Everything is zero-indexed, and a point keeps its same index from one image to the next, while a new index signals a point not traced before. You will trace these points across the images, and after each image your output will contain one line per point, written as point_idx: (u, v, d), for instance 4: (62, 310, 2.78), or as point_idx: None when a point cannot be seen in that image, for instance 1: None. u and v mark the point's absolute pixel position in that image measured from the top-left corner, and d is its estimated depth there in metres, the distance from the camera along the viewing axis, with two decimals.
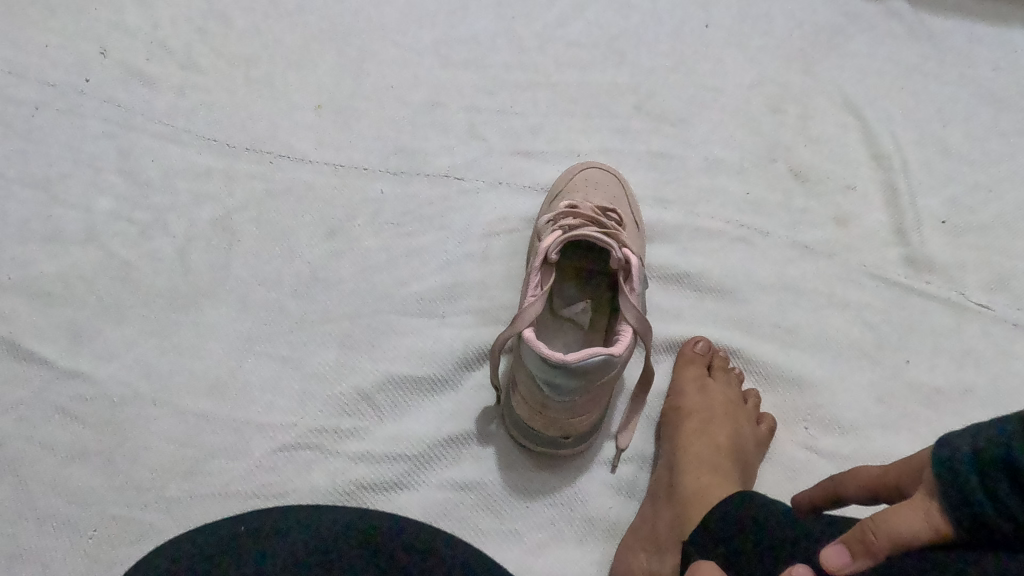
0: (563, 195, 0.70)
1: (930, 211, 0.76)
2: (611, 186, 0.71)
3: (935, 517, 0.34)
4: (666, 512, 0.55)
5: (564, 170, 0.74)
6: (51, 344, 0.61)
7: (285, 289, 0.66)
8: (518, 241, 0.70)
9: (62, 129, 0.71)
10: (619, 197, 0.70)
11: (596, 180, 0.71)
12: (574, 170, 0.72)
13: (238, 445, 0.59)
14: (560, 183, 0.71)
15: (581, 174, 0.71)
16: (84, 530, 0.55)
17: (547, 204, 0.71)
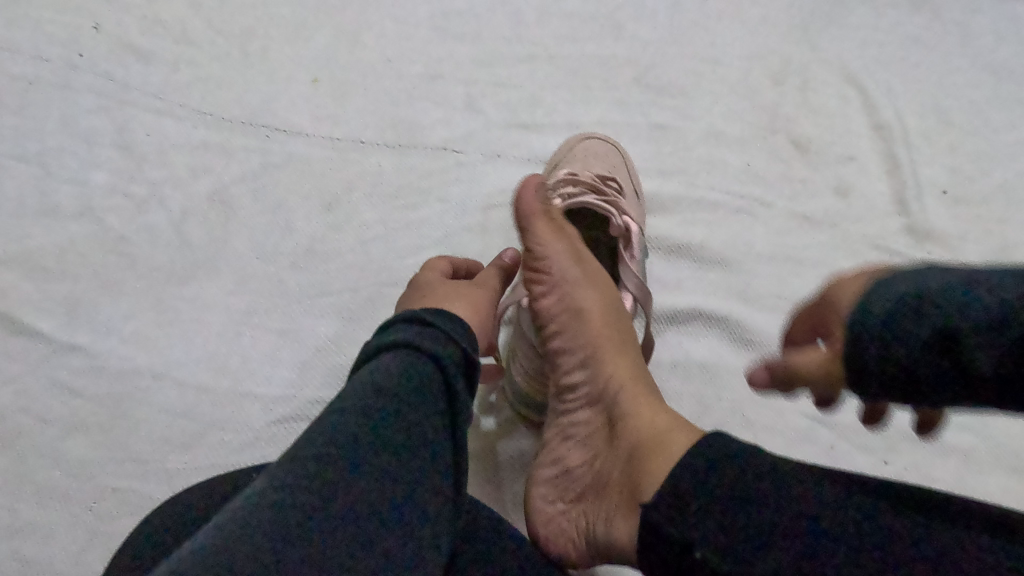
0: (562, 164, 0.69)
1: (931, 179, 0.76)
2: (610, 156, 0.70)
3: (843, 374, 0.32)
4: (611, 457, 0.44)
5: (563, 139, 0.73)
6: (49, 318, 0.61)
7: (283, 262, 0.65)
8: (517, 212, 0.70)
9: (56, 104, 0.71)
10: (618, 166, 0.70)
11: (595, 149, 0.70)
12: (574, 140, 0.72)
13: (237, 417, 0.59)
14: (560, 153, 0.71)
15: (580, 144, 0.71)
16: (85, 502, 0.55)
17: (546, 173, 0.70)
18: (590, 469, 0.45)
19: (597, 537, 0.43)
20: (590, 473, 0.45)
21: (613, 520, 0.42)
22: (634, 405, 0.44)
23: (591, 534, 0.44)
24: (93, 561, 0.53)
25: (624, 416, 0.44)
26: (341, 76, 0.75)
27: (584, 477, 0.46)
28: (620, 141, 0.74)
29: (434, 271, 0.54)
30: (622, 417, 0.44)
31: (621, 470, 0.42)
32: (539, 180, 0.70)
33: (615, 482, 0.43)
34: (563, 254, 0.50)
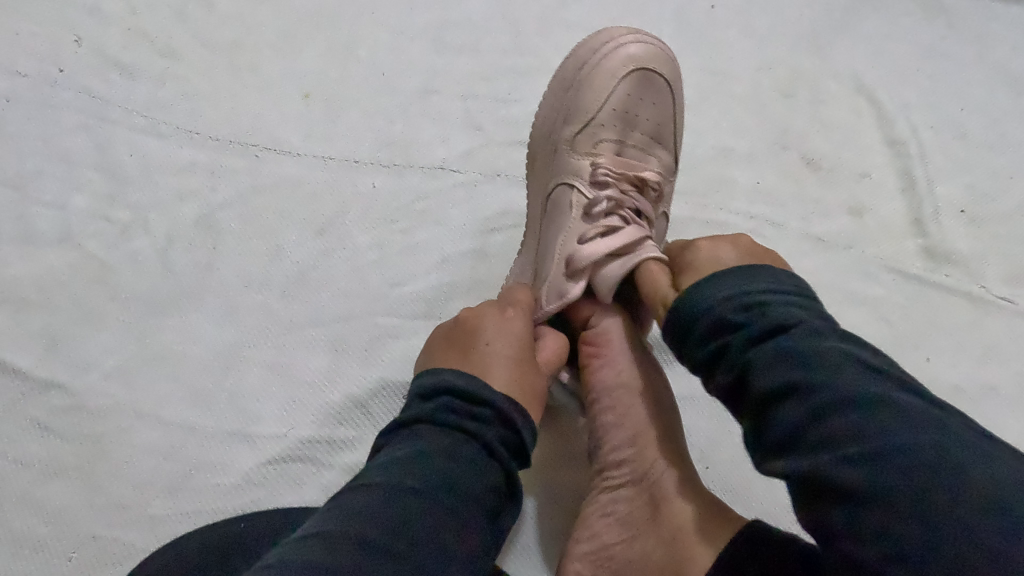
0: (597, 125, 0.61)
1: (948, 198, 0.73)
2: (653, 119, 0.63)
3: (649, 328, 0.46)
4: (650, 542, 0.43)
5: (600, 60, 0.62)
6: (25, 353, 0.58)
7: (274, 291, 0.62)
8: (530, 148, 0.66)
9: (35, 122, 0.67)
10: (656, 130, 0.63)
11: (639, 106, 0.62)
12: (615, 87, 0.62)
13: (224, 458, 0.56)
14: (597, 106, 0.61)
15: (623, 94, 0.62)
16: (63, 552, 0.51)
17: (577, 120, 0.62)
18: (626, 551, 0.44)
19: None
20: (623, 556, 0.44)
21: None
22: (675, 489, 0.44)
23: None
24: None
25: (668, 503, 0.43)
26: (333, 91, 0.72)
27: (617, 561, 0.44)
28: (672, 76, 0.64)
29: (487, 318, 0.49)
30: (661, 502, 0.44)
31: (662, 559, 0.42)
32: (563, 124, 0.62)
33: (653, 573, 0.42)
34: (621, 331, 0.52)
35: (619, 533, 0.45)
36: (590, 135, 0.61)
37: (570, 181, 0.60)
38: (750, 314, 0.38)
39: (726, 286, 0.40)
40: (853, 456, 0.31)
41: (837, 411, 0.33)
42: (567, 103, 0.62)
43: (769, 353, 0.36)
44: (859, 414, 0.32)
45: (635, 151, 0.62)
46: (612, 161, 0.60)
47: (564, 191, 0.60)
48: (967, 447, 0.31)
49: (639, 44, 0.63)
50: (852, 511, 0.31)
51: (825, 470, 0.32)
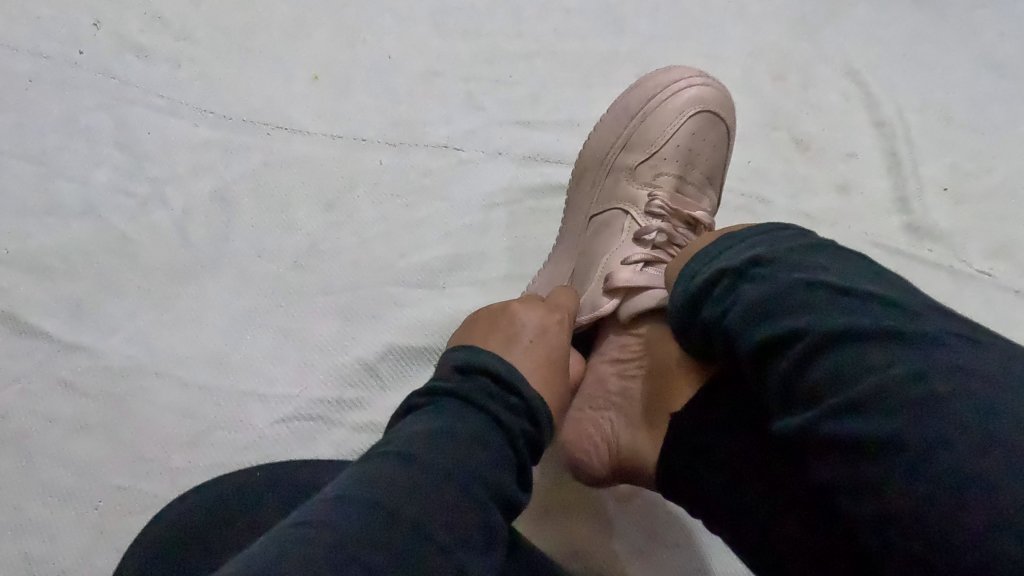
0: (659, 158, 0.64)
1: (931, 177, 0.76)
2: (710, 163, 0.65)
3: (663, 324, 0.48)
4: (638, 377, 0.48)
5: (670, 94, 0.65)
6: (52, 318, 0.61)
7: (286, 262, 0.66)
8: (581, 156, 0.68)
9: (57, 101, 0.71)
10: (711, 173, 0.66)
11: (698, 148, 0.65)
12: (681, 123, 0.64)
13: (241, 416, 0.59)
14: (661, 141, 0.64)
15: (688, 132, 0.64)
16: (91, 501, 0.55)
17: (640, 151, 0.64)
18: (619, 384, 0.50)
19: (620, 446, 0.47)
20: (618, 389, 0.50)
21: (642, 437, 0.46)
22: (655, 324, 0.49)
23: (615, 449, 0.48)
24: (99, 559, 0.54)
25: (653, 343, 0.48)
26: (341, 72, 0.75)
27: (613, 396, 0.50)
28: (730, 120, 0.67)
29: (525, 316, 0.50)
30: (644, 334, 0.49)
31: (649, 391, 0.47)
32: (624, 151, 0.65)
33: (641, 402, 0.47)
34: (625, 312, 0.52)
35: (615, 373, 0.50)
36: (651, 168, 0.64)
37: (622, 206, 0.63)
38: (734, 281, 0.39)
39: (705, 260, 0.42)
40: (848, 400, 0.32)
41: (821, 352, 0.34)
42: (629, 133, 0.65)
43: (749, 310, 0.37)
44: (837, 352, 0.34)
45: (689, 190, 0.64)
46: (668, 195, 0.62)
47: (614, 216, 0.63)
48: (921, 362, 0.32)
49: (704, 86, 0.66)
50: (838, 457, 0.32)
51: (827, 418, 0.33)
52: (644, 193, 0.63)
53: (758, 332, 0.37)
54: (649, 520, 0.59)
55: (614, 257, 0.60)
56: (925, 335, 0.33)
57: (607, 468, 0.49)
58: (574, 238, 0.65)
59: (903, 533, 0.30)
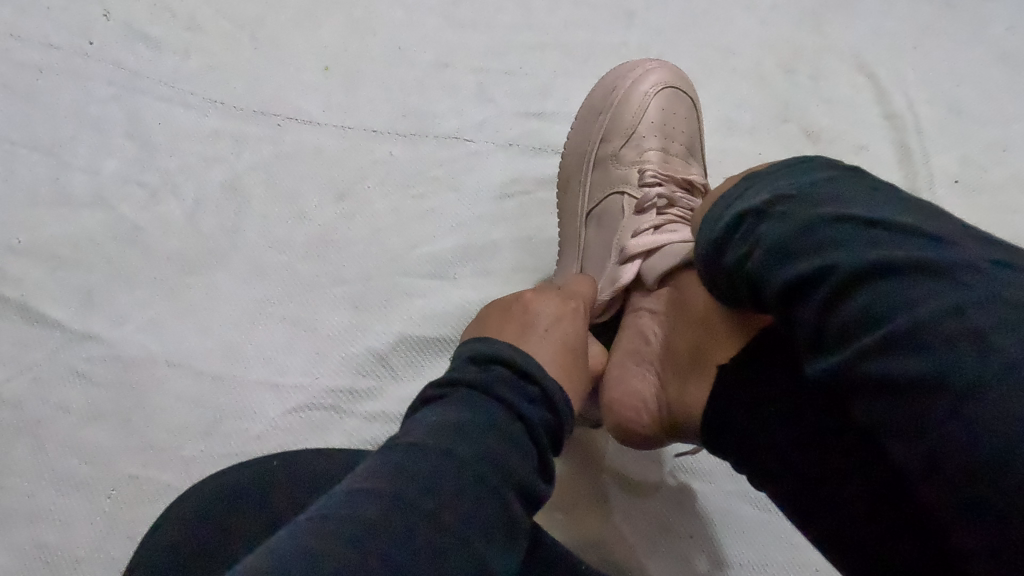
0: (640, 137, 0.64)
1: (943, 169, 0.75)
2: (687, 132, 0.66)
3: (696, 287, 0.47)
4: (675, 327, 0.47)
5: (631, 81, 0.67)
6: (64, 307, 0.61)
7: (297, 252, 0.66)
8: (562, 167, 0.68)
9: (67, 91, 0.70)
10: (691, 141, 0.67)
11: (672, 120, 0.66)
12: (650, 102, 0.65)
13: (253, 406, 0.59)
14: (634, 118, 0.65)
15: (658, 109, 0.65)
16: (104, 490, 0.55)
17: (618, 137, 0.65)
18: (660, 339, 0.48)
19: (668, 396, 0.45)
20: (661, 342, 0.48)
21: (687, 383, 0.44)
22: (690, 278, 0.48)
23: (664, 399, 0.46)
24: (113, 548, 0.54)
25: (688, 291, 0.47)
26: (351, 63, 0.75)
27: (657, 349, 0.48)
28: (693, 93, 0.69)
29: (542, 305, 0.50)
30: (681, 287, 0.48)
31: (689, 336, 0.45)
32: (603, 142, 0.65)
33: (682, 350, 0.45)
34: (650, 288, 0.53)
35: (658, 328, 0.49)
36: (635, 148, 0.64)
37: (615, 191, 0.63)
38: (753, 224, 0.36)
39: (732, 200, 0.38)
40: (879, 343, 0.29)
41: (849, 291, 0.31)
42: (602, 124, 0.66)
43: (774, 249, 0.34)
44: (871, 287, 0.30)
45: (677, 160, 0.65)
46: (658, 167, 0.63)
47: (612, 200, 0.62)
48: (973, 292, 0.28)
49: (659, 69, 0.68)
50: (871, 402, 0.29)
51: (858, 367, 0.30)
52: (634, 173, 0.63)
53: (783, 271, 0.33)
54: (659, 521, 0.59)
55: (621, 236, 0.59)
56: (963, 260, 0.29)
57: (658, 423, 0.46)
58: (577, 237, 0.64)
59: (948, 486, 0.27)
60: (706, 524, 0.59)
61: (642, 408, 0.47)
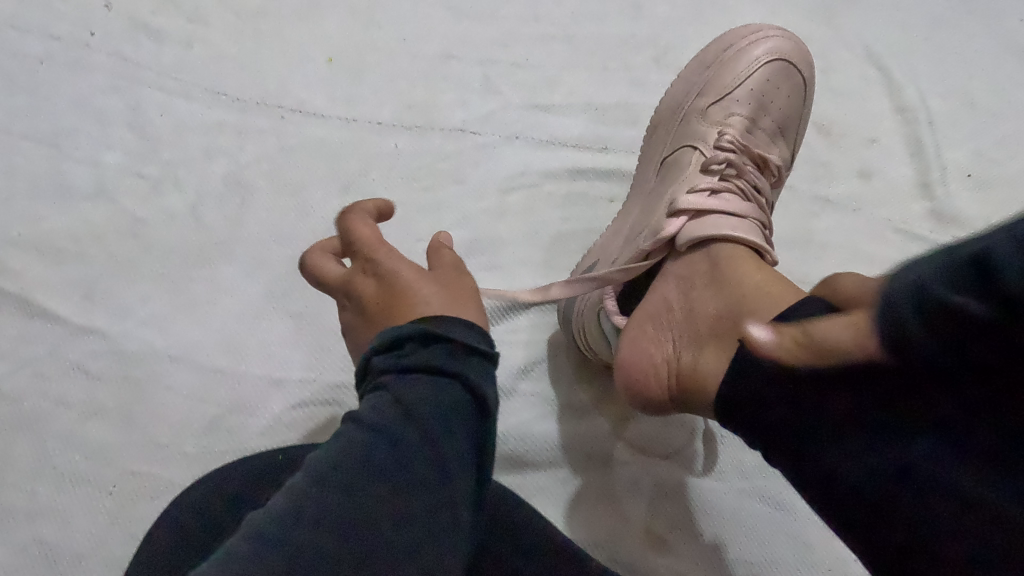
0: (732, 100, 0.63)
1: (956, 163, 0.74)
2: (784, 110, 0.65)
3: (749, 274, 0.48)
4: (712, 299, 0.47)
5: (746, 45, 0.65)
6: (64, 301, 0.60)
7: (301, 246, 0.65)
8: (656, 112, 0.68)
9: (68, 83, 0.70)
10: (784, 120, 0.65)
11: (773, 92, 0.64)
12: (757, 68, 0.64)
13: (256, 401, 0.58)
14: (735, 79, 0.64)
15: (763, 78, 0.64)
16: (104, 487, 0.54)
17: (713, 94, 0.64)
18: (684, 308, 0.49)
19: (682, 365, 0.46)
20: (682, 307, 0.49)
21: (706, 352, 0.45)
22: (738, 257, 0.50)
23: (676, 367, 0.47)
24: (114, 545, 0.53)
25: (728, 261, 0.50)
26: (355, 55, 0.74)
27: (676, 315, 0.49)
28: (806, 74, 0.66)
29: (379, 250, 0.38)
30: (725, 264, 0.49)
31: (717, 308, 0.47)
32: (698, 97, 0.64)
33: (706, 321, 0.47)
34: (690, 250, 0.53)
35: (679, 292, 0.51)
36: (723, 109, 0.63)
37: (691, 140, 0.62)
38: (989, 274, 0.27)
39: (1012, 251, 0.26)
40: None
41: None
42: (706, 76, 0.65)
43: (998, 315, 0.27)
44: None
45: (761, 134, 0.64)
46: (738, 134, 0.62)
47: (684, 153, 0.61)
48: None
49: (782, 38, 0.66)
50: None
51: None
52: (714, 132, 0.62)
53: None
54: (659, 509, 0.58)
55: (678, 188, 0.59)
56: None
57: (664, 390, 0.48)
58: (647, 180, 0.64)
59: None
60: (707, 517, 0.58)
61: (651, 371, 0.48)
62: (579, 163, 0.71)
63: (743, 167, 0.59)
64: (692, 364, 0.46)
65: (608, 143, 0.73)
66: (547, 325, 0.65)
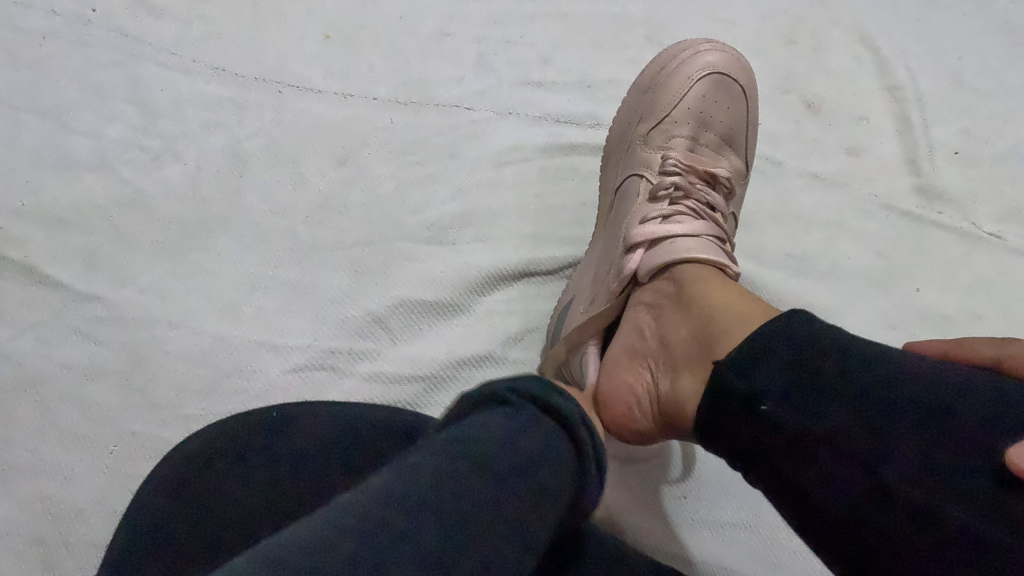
0: (670, 123, 0.64)
1: (943, 140, 0.75)
2: (727, 122, 0.65)
3: (730, 292, 0.48)
4: (687, 320, 0.48)
5: (678, 68, 0.66)
6: (67, 268, 0.62)
7: (298, 217, 0.66)
8: (607, 143, 0.69)
9: (70, 58, 0.71)
10: (732, 132, 0.66)
11: (712, 108, 0.65)
12: (690, 87, 0.64)
13: (253, 365, 0.60)
14: (666, 104, 0.65)
15: (698, 95, 0.64)
16: (105, 446, 0.56)
17: (652, 119, 0.65)
18: (659, 335, 0.51)
19: (661, 394, 0.47)
20: (655, 337, 0.51)
21: (680, 376, 0.46)
22: (700, 276, 0.51)
23: (657, 394, 0.47)
24: (114, 501, 0.55)
25: (691, 282, 0.51)
26: (352, 32, 0.75)
27: (650, 343, 0.51)
28: (745, 82, 0.66)
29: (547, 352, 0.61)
30: (688, 285, 0.51)
31: (688, 330, 0.48)
32: (639, 123, 0.66)
33: (681, 346, 0.48)
34: (656, 279, 0.54)
35: (651, 321, 0.52)
36: (663, 133, 0.64)
37: (634, 171, 0.64)
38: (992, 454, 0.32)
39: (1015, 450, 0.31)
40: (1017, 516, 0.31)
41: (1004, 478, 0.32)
42: (644, 105, 0.66)
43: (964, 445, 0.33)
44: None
45: (707, 150, 0.64)
46: (682, 155, 0.63)
47: (631, 183, 0.63)
48: None
49: (715, 52, 0.66)
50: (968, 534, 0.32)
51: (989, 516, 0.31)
52: (657, 157, 0.63)
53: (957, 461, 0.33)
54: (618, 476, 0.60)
55: (631, 219, 0.60)
56: None
57: (648, 419, 0.48)
58: (604, 217, 0.65)
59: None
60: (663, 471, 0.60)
61: (631, 402, 0.48)
62: (570, 138, 0.72)
63: (687, 187, 0.60)
64: (672, 392, 0.46)
65: (600, 119, 0.74)
66: (536, 294, 0.66)
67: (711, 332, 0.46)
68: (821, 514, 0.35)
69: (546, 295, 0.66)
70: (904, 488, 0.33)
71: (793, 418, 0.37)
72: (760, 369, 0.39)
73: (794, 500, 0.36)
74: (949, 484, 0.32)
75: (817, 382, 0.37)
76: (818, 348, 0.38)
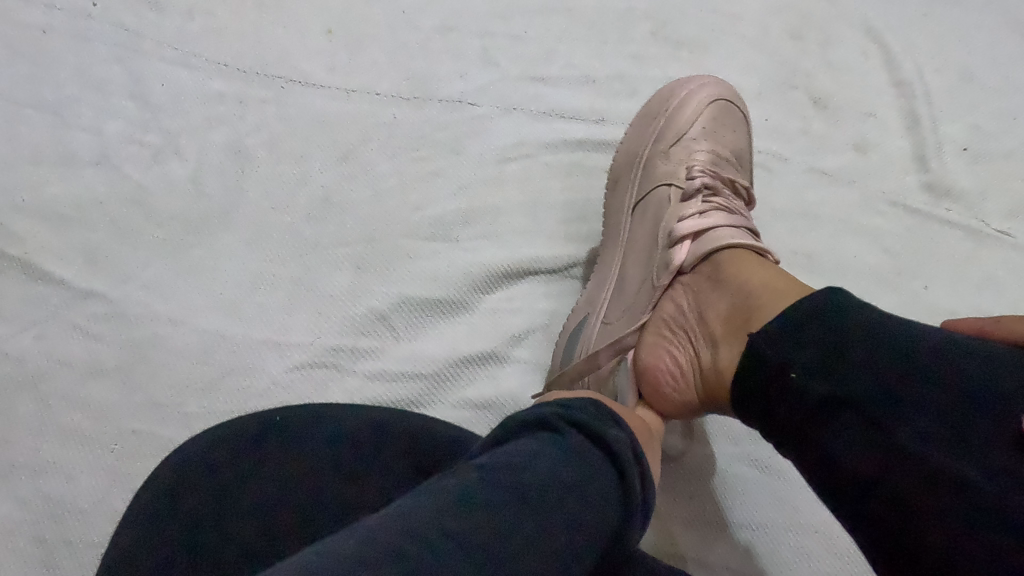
0: (690, 139, 0.63)
1: (951, 136, 0.75)
2: (735, 145, 0.65)
3: (765, 269, 0.50)
4: (722, 297, 0.50)
5: (688, 96, 0.65)
6: (67, 265, 0.61)
7: (300, 213, 0.66)
8: (612, 169, 0.67)
9: (70, 52, 0.70)
10: (740, 154, 0.65)
11: (722, 129, 0.64)
12: (703, 109, 0.64)
13: (253, 362, 0.59)
14: (681, 122, 0.64)
15: (711, 117, 0.64)
16: (106, 444, 0.56)
17: (668, 139, 0.63)
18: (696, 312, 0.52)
19: (704, 364, 0.49)
20: (693, 315, 0.52)
21: (720, 347, 0.48)
22: (733, 255, 0.52)
23: (699, 363, 0.50)
24: (115, 500, 0.54)
25: (727, 262, 0.52)
26: (354, 26, 0.74)
27: (688, 318, 0.53)
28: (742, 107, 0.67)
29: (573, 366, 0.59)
30: (720, 261, 0.52)
31: (724, 304, 0.50)
32: (654, 142, 0.64)
33: (718, 320, 0.50)
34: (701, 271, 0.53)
35: (687, 298, 0.54)
36: (684, 149, 0.63)
37: (657, 184, 0.62)
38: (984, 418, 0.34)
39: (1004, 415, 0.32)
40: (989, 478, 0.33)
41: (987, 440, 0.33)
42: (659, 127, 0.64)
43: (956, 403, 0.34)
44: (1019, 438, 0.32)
45: (726, 165, 0.63)
46: (706, 164, 0.62)
47: (659, 193, 0.61)
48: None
49: (716, 83, 0.66)
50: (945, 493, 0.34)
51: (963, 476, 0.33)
52: (682, 168, 0.61)
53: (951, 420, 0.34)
54: None
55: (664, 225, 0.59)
56: None
57: (694, 389, 0.50)
58: (623, 230, 0.63)
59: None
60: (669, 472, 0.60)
61: (674, 374, 0.51)
62: (575, 134, 0.72)
63: (716, 191, 0.59)
64: (715, 364, 0.48)
65: (605, 115, 0.73)
66: (540, 292, 0.66)
67: (750, 305, 0.47)
68: (818, 461, 0.38)
69: (552, 292, 0.66)
70: (940, 468, 0.33)
71: (802, 373, 0.39)
72: (785, 339, 0.41)
73: (803, 456, 0.39)
74: (988, 460, 0.33)
75: (827, 342, 0.39)
76: (831, 315, 0.39)
